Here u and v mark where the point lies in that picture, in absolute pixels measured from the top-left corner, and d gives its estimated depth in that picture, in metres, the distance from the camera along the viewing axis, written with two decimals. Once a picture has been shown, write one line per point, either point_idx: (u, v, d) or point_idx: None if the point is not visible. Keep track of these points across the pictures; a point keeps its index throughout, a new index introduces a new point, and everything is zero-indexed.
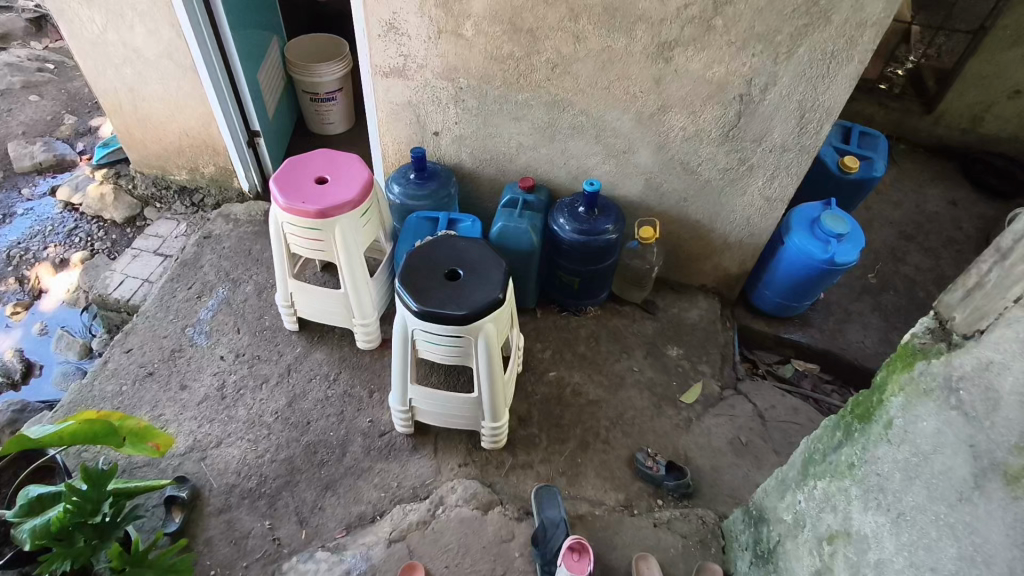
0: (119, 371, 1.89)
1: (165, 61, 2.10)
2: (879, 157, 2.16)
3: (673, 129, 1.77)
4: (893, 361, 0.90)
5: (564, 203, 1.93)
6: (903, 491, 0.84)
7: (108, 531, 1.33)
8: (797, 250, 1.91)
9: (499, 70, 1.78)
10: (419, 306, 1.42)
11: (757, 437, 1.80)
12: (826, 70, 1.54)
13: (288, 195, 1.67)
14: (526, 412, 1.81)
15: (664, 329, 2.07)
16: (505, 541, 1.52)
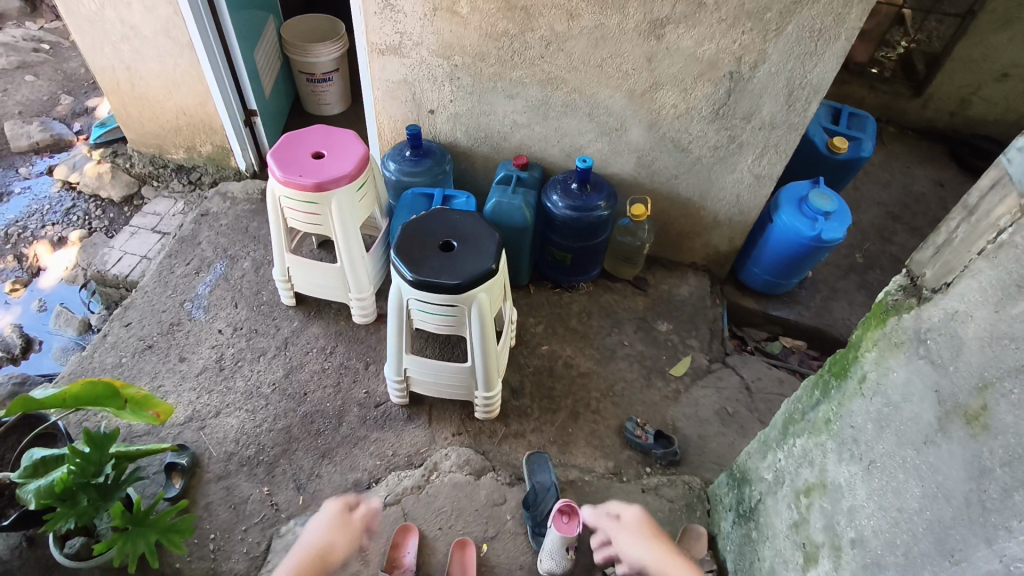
0: (118, 344, 1.92)
1: (163, 39, 2.11)
2: (867, 137, 2.20)
3: (665, 106, 1.80)
4: (869, 319, 0.94)
5: (557, 179, 1.96)
6: (875, 440, 0.88)
7: (109, 493, 1.35)
8: (785, 227, 1.95)
9: (494, 48, 1.80)
10: (414, 275, 1.46)
11: (744, 408, 1.85)
12: (814, 47, 1.57)
13: (286, 169, 1.69)
14: (519, 383, 1.85)
15: (655, 305, 2.11)
16: (497, 504, 1.57)
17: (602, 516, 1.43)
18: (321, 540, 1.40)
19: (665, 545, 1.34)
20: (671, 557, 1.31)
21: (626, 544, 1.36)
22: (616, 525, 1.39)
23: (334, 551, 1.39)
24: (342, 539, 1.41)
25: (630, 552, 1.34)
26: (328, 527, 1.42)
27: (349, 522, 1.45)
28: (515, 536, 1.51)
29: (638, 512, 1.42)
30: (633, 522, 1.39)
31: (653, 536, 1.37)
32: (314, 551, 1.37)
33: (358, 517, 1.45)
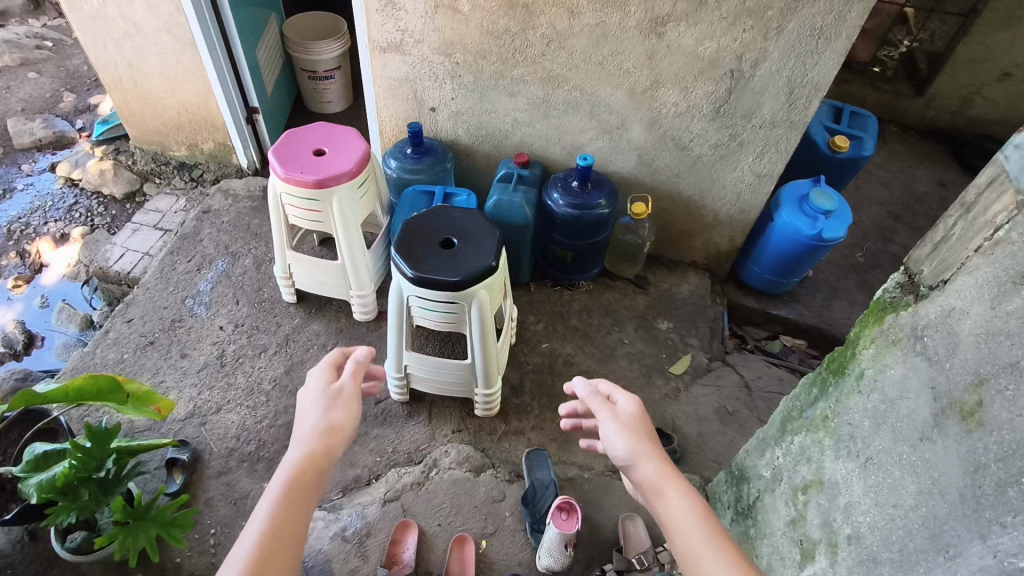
0: (120, 340, 1.93)
1: (165, 36, 2.11)
2: (869, 137, 2.20)
3: (666, 105, 1.80)
4: (867, 317, 0.94)
5: (558, 177, 1.96)
6: (872, 436, 0.89)
7: (111, 488, 1.36)
8: (786, 226, 1.95)
9: (496, 46, 1.80)
10: (414, 272, 1.46)
11: (743, 407, 1.85)
12: (815, 45, 1.56)
13: (287, 166, 1.70)
14: (519, 381, 1.85)
15: (655, 304, 2.12)
16: (496, 501, 1.57)
17: (594, 396, 1.10)
18: (321, 420, 1.03)
19: (660, 449, 1.01)
20: (669, 467, 0.96)
21: (610, 431, 1.03)
22: (609, 408, 1.06)
23: (340, 429, 1.03)
24: (347, 416, 1.06)
25: (615, 441, 1.02)
26: (324, 405, 1.06)
27: (348, 397, 1.10)
28: (514, 533, 1.52)
29: (637, 405, 1.08)
30: (628, 416, 1.06)
31: (650, 440, 1.03)
32: (320, 435, 1.00)
33: (351, 383, 1.12)
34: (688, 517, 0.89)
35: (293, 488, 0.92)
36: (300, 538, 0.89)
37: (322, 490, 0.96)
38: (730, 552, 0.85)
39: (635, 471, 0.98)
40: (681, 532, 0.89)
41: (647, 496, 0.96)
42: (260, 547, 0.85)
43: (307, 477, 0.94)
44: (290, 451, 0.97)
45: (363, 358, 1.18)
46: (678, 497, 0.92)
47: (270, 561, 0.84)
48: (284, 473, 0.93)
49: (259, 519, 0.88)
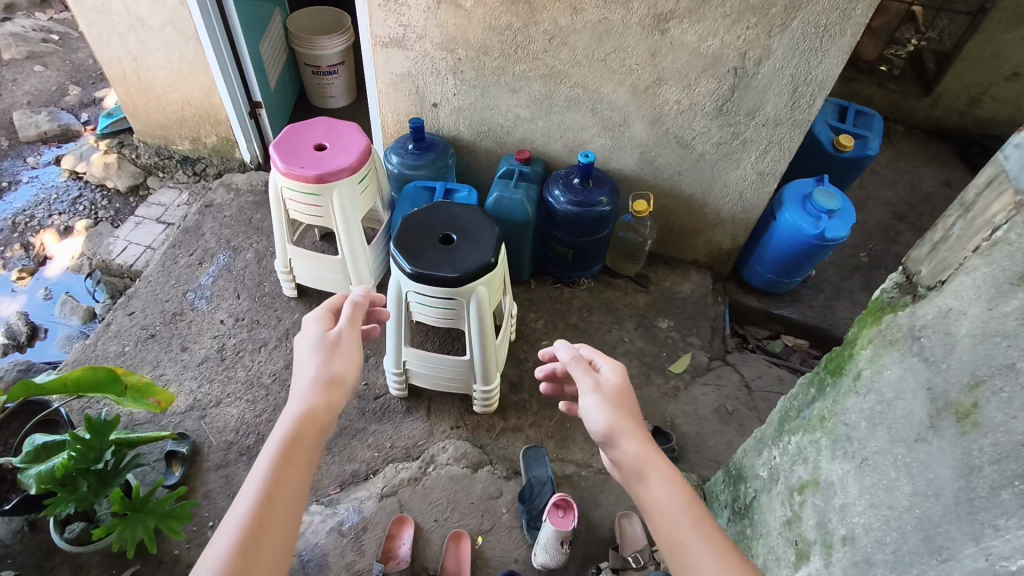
0: (121, 333, 1.94)
1: (168, 29, 2.11)
2: (874, 136, 2.18)
3: (668, 102, 1.79)
4: (865, 317, 0.94)
5: (559, 174, 1.96)
6: (868, 437, 0.88)
7: (110, 479, 1.37)
8: (788, 225, 1.94)
9: (498, 41, 1.80)
10: (413, 268, 1.46)
11: (743, 406, 1.84)
12: (819, 43, 1.55)
13: (288, 160, 1.70)
14: (518, 378, 1.85)
15: (655, 302, 2.11)
16: (493, 497, 1.57)
17: (578, 361, 1.11)
18: (323, 371, 1.04)
19: (640, 426, 0.99)
20: (650, 445, 0.95)
21: (590, 406, 1.02)
22: (589, 383, 1.05)
23: (343, 381, 1.04)
24: (347, 367, 1.07)
25: (595, 416, 1.01)
26: (324, 355, 1.06)
27: (348, 348, 1.11)
28: (510, 529, 1.52)
29: (619, 381, 1.07)
30: (610, 388, 1.05)
31: (629, 416, 1.02)
32: (321, 386, 1.01)
33: (350, 334, 1.13)
34: (668, 499, 0.88)
35: (296, 439, 0.92)
36: (303, 488, 0.89)
37: (324, 439, 0.97)
38: (710, 536, 0.85)
39: (614, 449, 0.97)
40: (661, 512, 0.88)
41: (627, 476, 0.94)
42: (263, 498, 0.85)
43: (310, 428, 0.95)
44: (291, 401, 0.98)
45: (360, 309, 1.19)
46: (658, 477, 0.91)
47: (273, 512, 0.84)
48: (287, 422, 0.93)
49: (261, 467, 0.88)
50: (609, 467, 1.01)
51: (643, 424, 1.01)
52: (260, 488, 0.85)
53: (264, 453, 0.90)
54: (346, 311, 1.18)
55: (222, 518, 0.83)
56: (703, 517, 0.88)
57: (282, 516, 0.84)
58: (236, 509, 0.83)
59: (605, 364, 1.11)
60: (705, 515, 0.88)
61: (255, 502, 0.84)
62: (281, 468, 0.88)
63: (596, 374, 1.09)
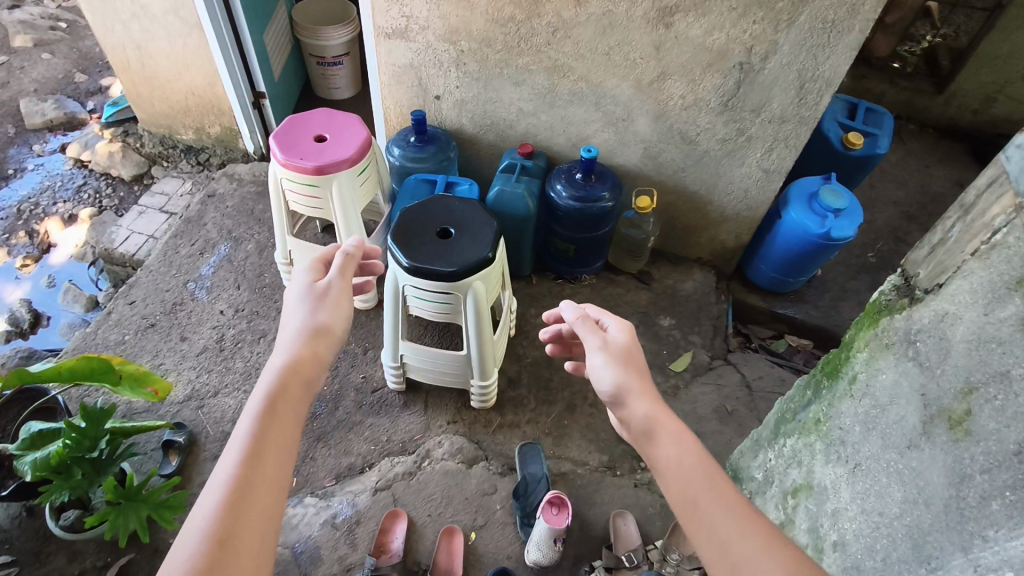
0: (122, 321, 1.95)
1: (172, 18, 2.11)
2: (883, 134, 2.15)
3: (673, 97, 1.77)
4: (862, 319, 0.92)
5: (562, 169, 1.94)
6: (861, 442, 0.87)
7: (104, 467, 1.38)
8: (794, 224, 1.92)
9: (501, 34, 1.78)
10: (409, 261, 1.44)
11: (743, 406, 1.83)
12: (827, 38, 1.52)
13: (287, 151, 1.69)
14: (516, 374, 1.84)
15: (657, 299, 2.09)
16: (487, 493, 1.56)
17: (585, 322, 1.12)
18: (309, 322, 1.07)
19: (649, 386, 1.01)
20: (660, 406, 0.96)
21: (599, 366, 1.03)
22: (598, 341, 1.06)
23: (330, 331, 1.07)
24: (334, 316, 1.10)
25: (603, 375, 1.03)
26: (310, 307, 1.09)
27: (336, 298, 1.13)
28: (503, 525, 1.51)
29: (626, 340, 1.07)
30: (617, 347, 1.06)
31: (637, 374, 1.03)
32: (307, 337, 1.04)
33: (339, 284, 1.16)
34: (678, 460, 0.90)
35: (281, 390, 0.94)
36: (292, 438, 0.91)
37: (311, 389, 1.00)
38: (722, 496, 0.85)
39: (623, 409, 0.98)
40: (672, 471, 0.90)
41: (635, 435, 0.97)
42: (251, 449, 0.86)
43: (295, 378, 0.97)
44: (276, 351, 1.00)
45: (350, 260, 1.22)
46: (669, 438, 0.93)
47: (261, 464, 0.86)
48: (273, 372, 0.96)
49: (248, 418, 0.90)
50: (617, 425, 1.03)
51: (651, 383, 1.03)
52: (247, 440, 0.87)
53: (250, 406, 0.92)
54: (336, 261, 1.20)
55: (212, 470, 0.84)
56: (714, 475, 0.89)
57: (272, 466, 0.86)
58: (224, 464, 0.85)
59: (612, 323, 1.12)
60: (716, 474, 0.89)
61: (241, 455, 0.85)
62: (268, 421, 0.90)
63: (604, 333, 1.10)
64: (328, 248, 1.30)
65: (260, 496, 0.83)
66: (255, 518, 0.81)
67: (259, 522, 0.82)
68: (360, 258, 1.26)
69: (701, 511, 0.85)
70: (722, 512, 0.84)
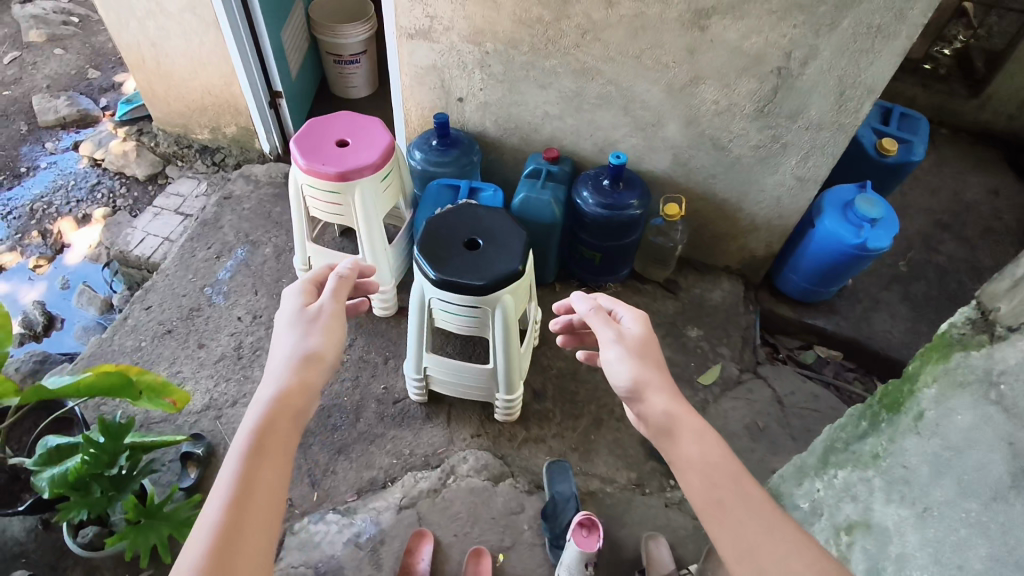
0: (138, 327, 1.91)
1: (188, 16, 2.06)
2: (919, 141, 2.08)
3: (705, 102, 1.71)
4: (927, 352, 0.90)
5: (588, 174, 1.88)
6: (930, 485, 0.82)
7: (123, 483, 1.33)
8: (827, 234, 1.86)
9: (527, 35, 1.72)
10: (437, 274, 1.39)
11: (775, 423, 1.79)
12: (871, 44, 1.46)
13: (309, 156, 1.64)
14: (541, 386, 1.79)
15: (685, 309, 2.04)
16: (514, 513, 1.52)
17: (600, 313, 1.19)
18: (299, 351, 1.09)
19: (665, 379, 1.07)
20: (676, 401, 1.02)
21: (615, 360, 1.10)
22: (614, 334, 1.13)
23: (321, 357, 1.10)
24: (326, 341, 1.13)
25: (620, 369, 1.09)
26: (301, 335, 1.12)
27: (326, 323, 1.16)
28: (532, 547, 1.47)
29: (641, 330, 1.15)
30: (632, 340, 1.12)
31: (653, 369, 1.09)
32: (297, 364, 1.06)
33: (331, 309, 1.19)
34: (698, 454, 0.94)
35: (268, 427, 0.97)
36: (282, 473, 0.94)
37: (302, 418, 1.03)
38: (739, 492, 0.89)
39: (642, 404, 1.04)
40: (691, 464, 0.94)
41: (655, 430, 1.01)
42: (240, 488, 0.89)
43: (284, 411, 1.00)
44: (267, 382, 1.03)
45: (343, 283, 1.26)
46: (686, 433, 0.98)
47: (251, 504, 0.88)
48: (262, 404, 0.99)
49: (238, 452, 0.93)
50: (635, 421, 1.08)
51: (668, 376, 1.09)
52: (236, 478, 0.90)
53: (238, 441, 0.94)
54: (329, 284, 1.23)
55: (205, 504, 0.88)
56: (732, 467, 0.94)
57: (261, 504, 0.89)
58: (212, 505, 0.87)
59: (626, 316, 1.19)
60: (735, 469, 0.93)
61: (231, 493, 0.88)
62: (257, 454, 0.93)
63: (619, 326, 1.18)
64: (322, 268, 1.33)
65: (251, 536, 0.86)
66: (248, 558, 0.84)
67: (253, 561, 0.84)
68: (354, 280, 1.30)
69: (722, 508, 0.89)
70: (742, 511, 0.88)
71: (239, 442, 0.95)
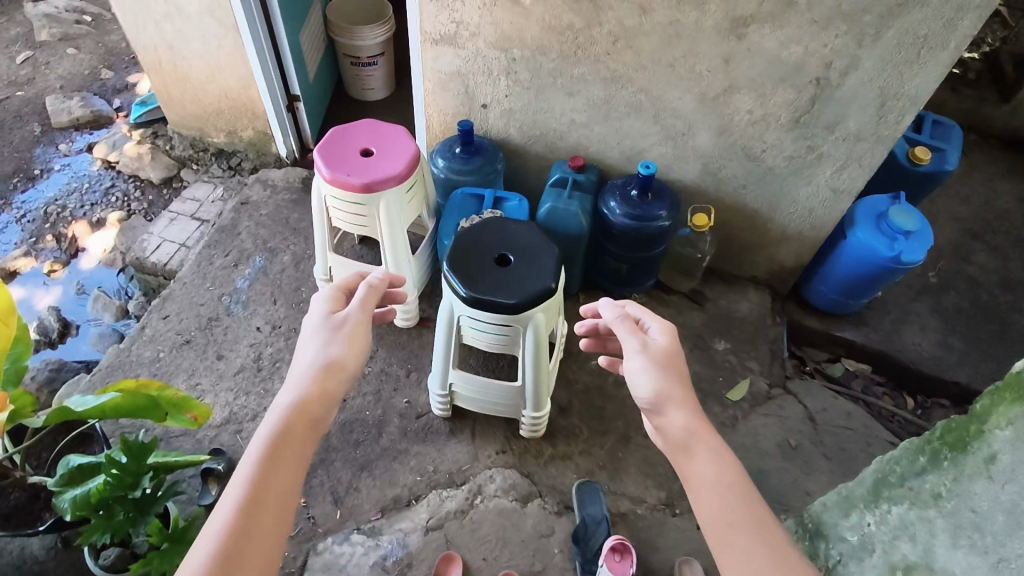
0: (156, 337, 1.88)
1: (206, 19, 2.02)
2: (953, 149, 2.03)
3: (739, 112, 1.66)
4: (998, 391, 0.85)
5: (616, 184, 1.84)
6: (1005, 535, 0.78)
7: (147, 507, 1.29)
8: (861, 246, 1.81)
9: (557, 42, 1.67)
10: (468, 291, 1.35)
11: (807, 441, 1.75)
12: (916, 55, 1.41)
13: (333, 166, 1.60)
14: (567, 401, 1.76)
15: (712, 322, 2.00)
16: (544, 536, 1.49)
17: (626, 322, 1.19)
18: (321, 358, 1.08)
19: (688, 396, 1.07)
20: (697, 420, 1.03)
21: (638, 371, 1.10)
22: (638, 344, 1.12)
23: (341, 367, 1.09)
24: (349, 351, 1.11)
25: (642, 381, 1.09)
26: (325, 341, 1.11)
27: (351, 332, 1.14)
28: (562, 571, 1.44)
29: (667, 343, 1.14)
30: (658, 352, 1.12)
31: (677, 383, 1.09)
32: (318, 373, 1.05)
33: (357, 318, 1.17)
34: (713, 477, 0.96)
35: (284, 435, 0.97)
36: (293, 483, 0.94)
37: (318, 428, 1.03)
38: (749, 520, 0.92)
39: (662, 417, 1.05)
40: (703, 484, 0.96)
41: (672, 446, 1.03)
42: (251, 495, 0.90)
43: (300, 421, 0.99)
44: (286, 389, 1.03)
45: (372, 293, 1.23)
46: (702, 454, 0.99)
47: (260, 512, 0.89)
48: (281, 411, 0.99)
49: (252, 459, 0.94)
50: (653, 432, 1.09)
51: (691, 391, 1.09)
52: (247, 486, 0.91)
53: (253, 448, 0.95)
54: (358, 293, 1.21)
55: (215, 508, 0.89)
56: (745, 492, 0.95)
57: (269, 514, 0.90)
58: (222, 510, 0.89)
59: (654, 326, 1.18)
60: (748, 494, 0.95)
61: (241, 501, 0.89)
62: (270, 463, 0.93)
63: (645, 336, 1.17)
64: (353, 273, 1.31)
65: (256, 545, 0.87)
66: (252, 567, 0.85)
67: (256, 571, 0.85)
68: (384, 289, 1.27)
69: (731, 534, 0.91)
70: (751, 541, 0.89)
71: (254, 448, 0.96)
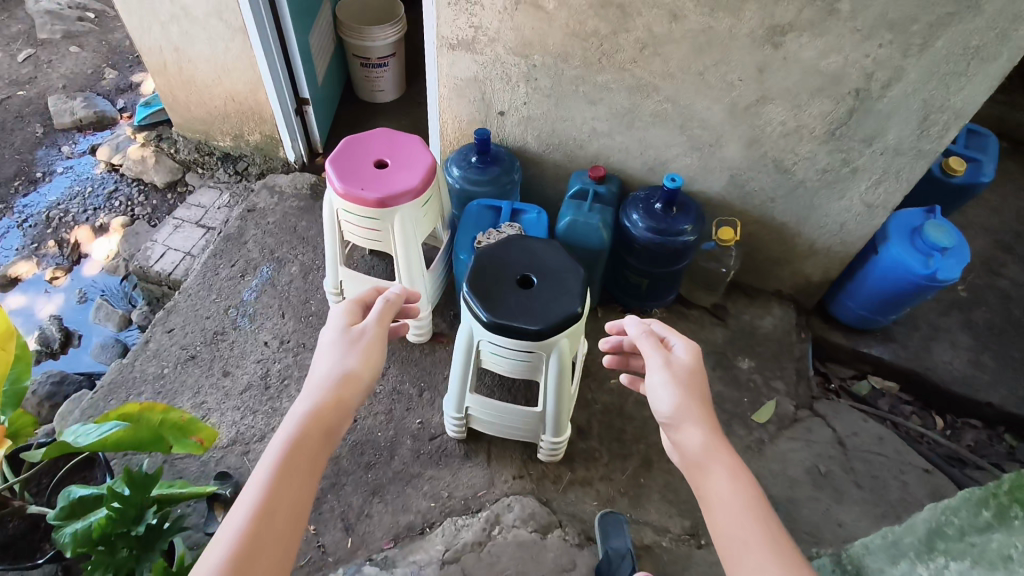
0: (160, 352, 1.81)
1: (214, 21, 1.94)
2: (989, 160, 1.94)
3: (771, 123, 1.58)
4: None
5: (639, 197, 1.76)
6: None
7: (150, 543, 1.23)
8: (895, 262, 1.73)
9: (581, 49, 1.60)
10: (489, 316, 1.28)
11: (837, 467, 1.68)
12: (965, 66, 1.33)
13: (345, 180, 1.53)
14: (586, 423, 1.69)
15: (736, 338, 1.93)
16: (566, 570, 1.41)
17: (649, 336, 1.09)
18: (338, 368, 1.01)
19: (708, 413, 0.99)
20: (715, 437, 0.95)
21: (657, 385, 1.02)
22: (659, 359, 1.04)
23: (358, 379, 1.02)
24: (366, 363, 1.04)
25: (661, 396, 1.01)
26: (341, 350, 1.05)
27: (369, 344, 1.07)
28: None
29: (690, 361, 1.05)
30: (680, 367, 1.04)
31: (698, 400, 1.01)
32: (334, 384, 0.99)
33: (374, 331, 1.10)
34: (730, 497, 0.89)
35: (297, 446, 0.90)
36: (306, 498, 0.87)
37: (332, 441, 0.95)
38: (769, 544, 0.83)
39: (678, 433, 0.98)
40: (719, 504, 0.89)
41: (688, 464, 0.96)
42: (261, 510, 0.83)
43: (314, 433, 0.92)
44: (301, 399, 0.97)
45: (390, 306, 1.15)
46: (720, 474, 0.92)
47: (269, 528, 0.82)
48: (295, 422, 0.92)
49: (263, 471, 0.87)
50: (670, 449, 1.02)
51: (713, 411, 1.00)
52: (256, 500, 0.83)
53: (265, 459, 0.88)
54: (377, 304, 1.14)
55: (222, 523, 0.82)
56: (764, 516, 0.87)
57: (279, 532, 0.83)
58: (230, 525, 0.82)
59: (678, 343, 1.09)
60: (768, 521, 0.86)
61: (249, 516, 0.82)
62: (281, 475, 0.86)
63: (668, 352, 1.08)
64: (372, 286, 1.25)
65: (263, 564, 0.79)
66: None
67: None
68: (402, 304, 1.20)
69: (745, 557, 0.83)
70: (770, 566, 0.81)
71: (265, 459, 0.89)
